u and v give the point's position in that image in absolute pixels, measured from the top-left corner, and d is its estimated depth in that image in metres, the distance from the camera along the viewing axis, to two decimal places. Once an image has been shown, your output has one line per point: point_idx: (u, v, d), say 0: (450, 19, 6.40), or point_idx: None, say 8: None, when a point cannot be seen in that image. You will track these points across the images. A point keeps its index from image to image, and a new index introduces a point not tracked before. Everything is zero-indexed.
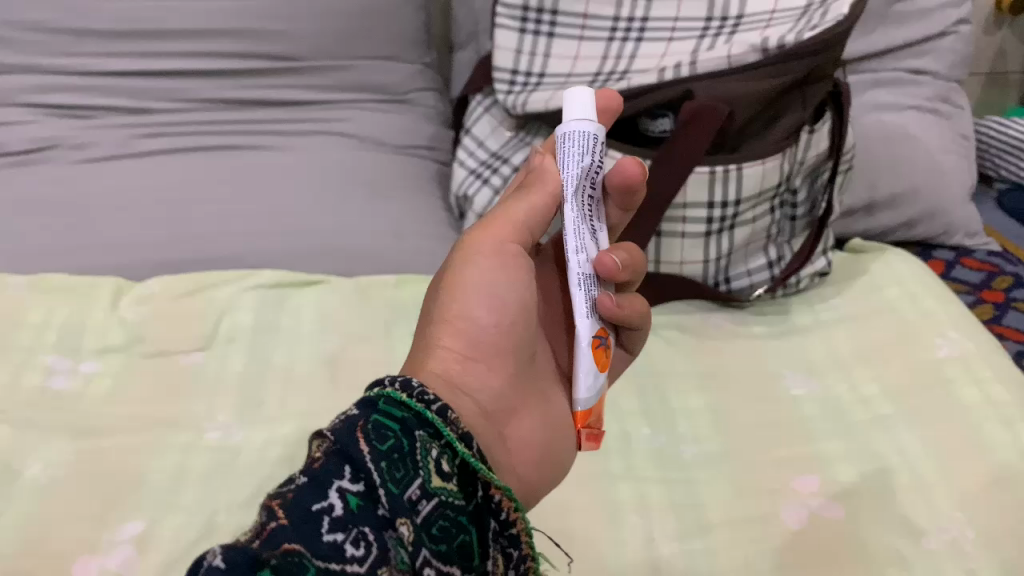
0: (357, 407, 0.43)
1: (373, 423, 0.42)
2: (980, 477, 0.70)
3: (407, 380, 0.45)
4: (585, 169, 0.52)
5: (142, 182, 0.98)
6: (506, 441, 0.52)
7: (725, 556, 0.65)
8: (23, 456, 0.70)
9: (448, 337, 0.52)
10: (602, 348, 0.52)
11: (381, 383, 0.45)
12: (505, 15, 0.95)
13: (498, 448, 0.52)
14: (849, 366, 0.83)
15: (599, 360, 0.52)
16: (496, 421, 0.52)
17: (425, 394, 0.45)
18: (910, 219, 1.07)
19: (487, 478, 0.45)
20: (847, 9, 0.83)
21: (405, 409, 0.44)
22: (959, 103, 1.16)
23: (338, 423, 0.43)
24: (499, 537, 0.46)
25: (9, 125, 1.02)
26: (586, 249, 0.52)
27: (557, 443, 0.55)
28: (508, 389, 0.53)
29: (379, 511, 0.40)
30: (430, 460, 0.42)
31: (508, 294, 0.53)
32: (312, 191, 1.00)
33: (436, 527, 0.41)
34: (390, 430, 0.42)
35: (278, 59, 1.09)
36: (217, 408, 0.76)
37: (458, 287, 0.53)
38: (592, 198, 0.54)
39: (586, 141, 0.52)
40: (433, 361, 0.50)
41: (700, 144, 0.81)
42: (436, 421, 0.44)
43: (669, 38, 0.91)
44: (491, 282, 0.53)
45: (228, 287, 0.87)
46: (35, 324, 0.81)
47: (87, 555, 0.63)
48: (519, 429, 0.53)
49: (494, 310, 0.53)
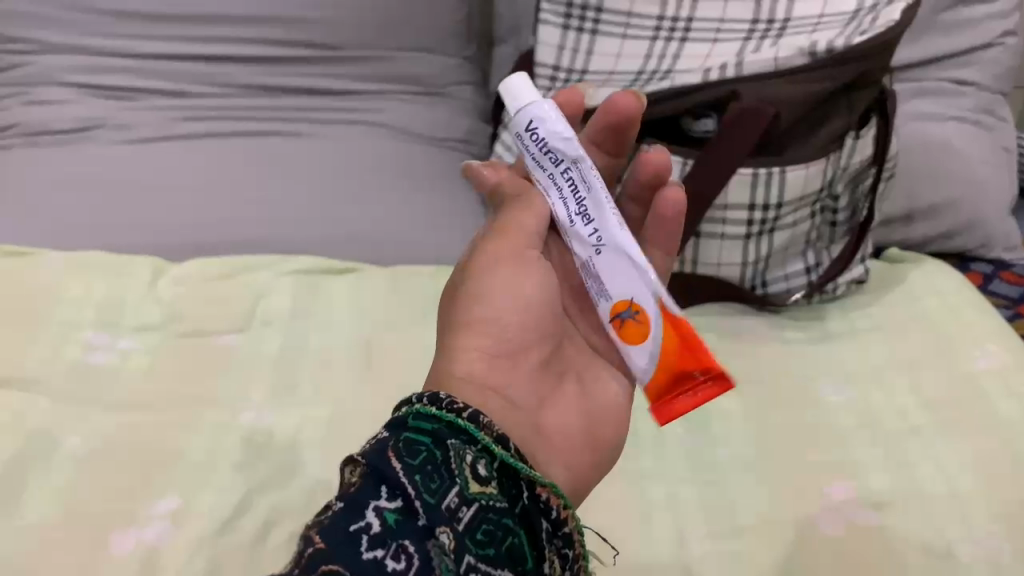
0: (387, 430, 0.43)
1: (404, 441, 0.42)
2: (1017, 491, 0.70)
3: (435, 394, 0.45)
4: (530, 159, 0.56)
5: (182, 165, 0.99)
6: (544, 430, 0.51)
7: (758, 558, 0.65)
8: (60, 429, 0.70)
9: (471, 340, 0.51)
10: (625, 324, 0.54)
11: (410, 401, 0.45)
12: (549, 11, 0.94)
13: (536, 439, 0.50)
14: (886, 374, 0.83)
15: (634, 335, 0.53)
16: (529, 413, 0.51)
17: (454, 404, 0.45)
18: (948, 230, 1.06)
19: (531, 478, 0.44)
20: (898, 16, 0.83)
21: (435, 422, 0.44)
22: (1003, 115, 1.15)
23: (369, 447, 0.43)
24: (553, 537, 0.45)
25: (53, 104, 1.04)
26: (568, 235, 0.57)
27: (597, 426, 0.54)
28: (535, 383, 0.53)
29: (420, 523, 0.39)
30: (466, 466, 0.42)
31: (525, 290, 0.53)
32: (350, 180, 1.00)
33: (480, 532, 0.41)
34: (422, 444, 0.42)
35: (320, 47, 1.10)
36: (251, 389, 0.76)
37: (478, 292, 0.53)
38: (562, 170, 0.55)
39: (518, 137, 0.57)
40: (457, 366, 0.50)
41: (740, 150, 0.81)
42: (468, 428, 0.44)
43: (714, 39, 0.90)
44: (509, 281, 0.54)
45: (265, 271, 0.88)
46: (74, 300, 0.82)
47: (123, 527, 0.63)
48: (556, 418, 0.52)
49: (514, 308, 0.53)
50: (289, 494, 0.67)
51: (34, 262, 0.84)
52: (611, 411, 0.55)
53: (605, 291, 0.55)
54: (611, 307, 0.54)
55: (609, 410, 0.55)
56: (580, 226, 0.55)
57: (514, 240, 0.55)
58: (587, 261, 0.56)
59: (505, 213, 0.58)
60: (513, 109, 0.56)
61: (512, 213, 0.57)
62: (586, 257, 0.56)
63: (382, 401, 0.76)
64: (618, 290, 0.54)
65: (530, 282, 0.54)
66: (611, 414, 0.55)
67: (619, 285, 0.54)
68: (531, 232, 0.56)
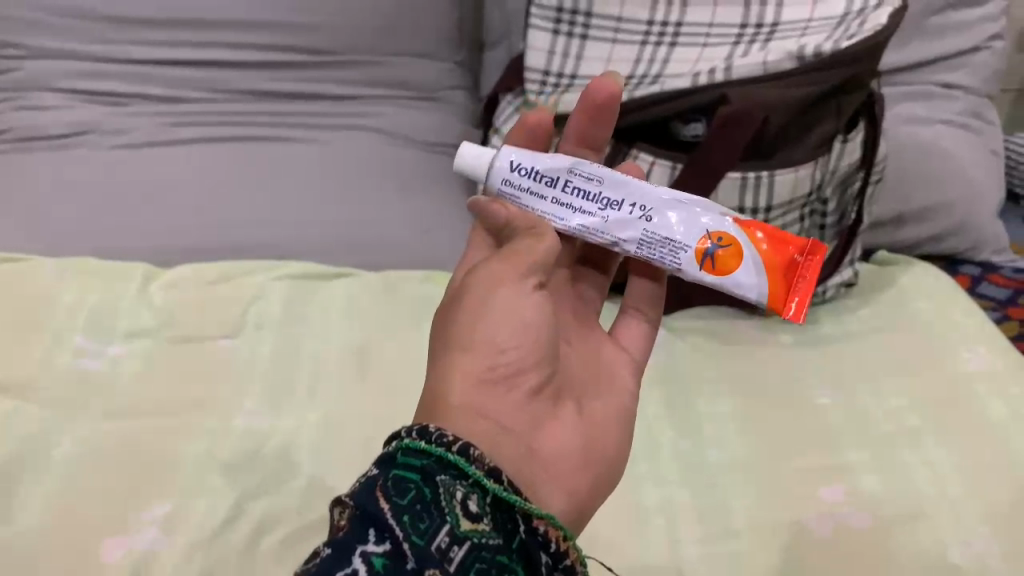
0: (376, 467, 0.43)
1: (392, 479, 0.41)
2: (1007, 493, 0.70)
3: (424, 427, 0.44)
4: (530, 198, 0.58)
5: (175, 170, 0.99)
6: (541, 455, 0.50)
7: (751, 560, 0.65)
8: (54, 434, 0.70)
9: (466, 364, 0.49)
10: (716, 257, 0.58)
11: (399, 435, 0.44)
12: (538, 16, 0.95)
13: (532, 466, 0.49)
14: (878, 376, 0.83)
15: (730, 259, 0.58)
16: (526, 439, 0.49)
17: (443, 437, 0.43)
18: (938, 233, 1.07)
19: (526, 511, 0.44)
20: (885, 19, 0.84)
21: (424, 457, 0.43)
22: (991, 118, 1.16)
23: (357, 486, 0.42)
24: (554, 571, 0.44)
25: (45, 110, 1.03)
26: (608, 233, 0.58)
27: (595, 449, 0.53)
28: (533, 406, 0.51)
29: (409, 566, 0.38)
30: (456, 503, 0.41)
31: (526, 313, 0.51)
32: (342, 184, 1.00)
33: (473, 571, 0.40)
34: (410, 482, 0.41)
35: (312, 52, 1.10)
36: (245, 394, 0.76)
37: (476, 313, 0.51)
38: (565, 187, 0.58)
39: (507, 183, 0.58)
40: (451, 392, 0.48)
41: (736, 147, 0.82)
42: (458, 463, 0.43)
43: (703, 44, 0.91)
44: (510, 304, 0.51)
45: (259, 276, 0.88)
46: (67, 306, 0.82)
47: (116, 533, 0.63)
48: (554, 442, 0.51)
49: (513, 333, 0.50)
50: (282, 498, 0.67)
51: (26, 268, 0.84)
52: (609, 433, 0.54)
53: (681, 243, 0.58)
54: (696, 252, 0.58)
55: (607, 432, 0.54)
56: (618, 210, 0.58)
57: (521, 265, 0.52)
58: (648, 236, 0.58)
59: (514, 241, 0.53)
60: (485, 173, 0.58)
61: (522, 240, 0.53)
62: (644, 235, 0.58)
63: (375, 405, 0.76)
64: (691, 234, 0.58)
65: (531, 306, 0.51)
66: (609, 436, 0.54)
67: (686, 230, 0.58)
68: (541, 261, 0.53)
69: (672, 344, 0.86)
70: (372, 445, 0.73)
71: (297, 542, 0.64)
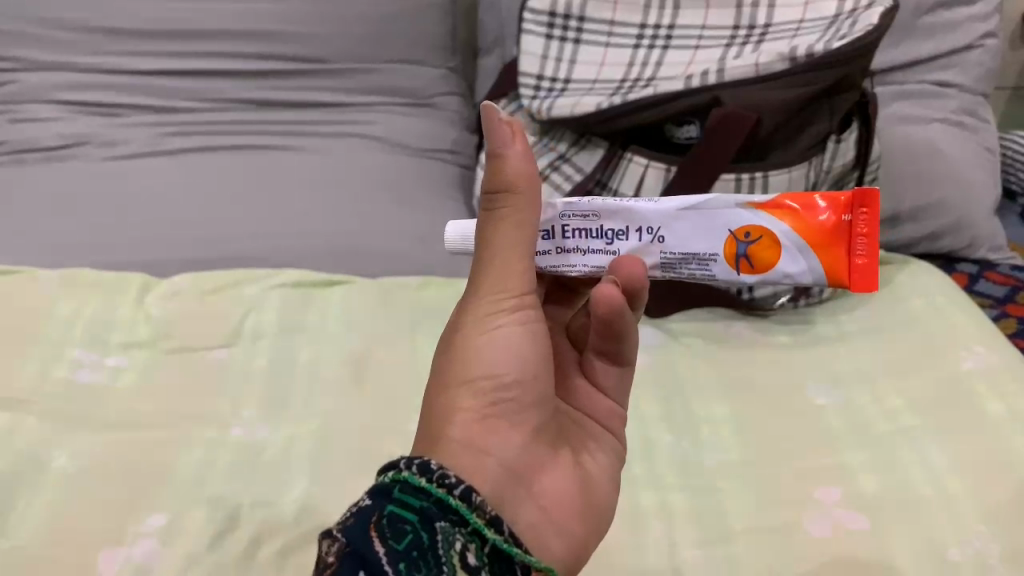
0: (370, 498, 0.41)
1: (388, 517, 0.40)
2: (1002, 491, 0.70)
3: (425, 462, 0.42)
4: (558, 257, 0.54)
5: (170, 181, 0.99)
6: (540, 500, 0.47)
7: (747, 564, 0.65)
8: (51, 448, 0.70)
9: (465, 398, 0.47)
10: (758, 245, 0.51)
11: (397, 466, 0.42)
12: (531, 21, 0.95)
13: (533, 511, 0.47)
14: (874, 377, 0.83)
15: (765, 252, 0.51)
16: (526, 482, 0.47)
17: (446, 477, 0.42)
18: (934, 232, 1.06)
19: (525, 562, 0.42)
20: (876, 20, 0.83)
21: (424, 498, 0.41)
22: (986, 117, 1.15)
23: (348, 520, 0.40)
24: None
25: (40, 122, 1.04)
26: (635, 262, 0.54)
27: (594, 496, 0.50)
28: (532, 448, 0.48)
29: None
30: (454, 553, 0.40)
31: (526, 344, 0.49)
32: (337, 193, 1.00)
33: None
34: (407, 523, 0.40)
35: (306, 61, 1.10)
36: (242, 405, 0.76)
37: (472, 348, 0.48)
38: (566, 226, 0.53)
39: None
40: (450, 429, 0.46)
41: (723, 152, 0.82)
42: (460, 508, 0.41)
43: (695, 47, 0.91)
44: (504, 335, 0.49)
45: (253, 286, 0.88)
46: (63, 319, 0.82)
47: (112, 546, 0.63)
48: (553, 487, 0.48)
49: (514, 365, 0.48)
50: (278, 507, 0.67)
51: (24, 281, 0.84)
52: (602, 480, 0.52)
53: (706, 255, 0.51)
54: (740, 229, 0.51)
55: (602, 480, 0.52)
56: (637, 237, 0.52)
57: (506, 262, 0.49)
58: (686, 204, 0.51)
59: (490, 217, 0.49)
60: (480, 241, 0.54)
61: (494, 223, 0.49)
62: (682, 203, 0.51)
63: (370, 415, 0.76)
64: (715, 239, 0.51)
65: (531, 333, 0.49)
66: (605, 483, 0.52)
67: (712, 239, 0.51)
68: (518, 243, 0.49)
69: (669, 348, 0.86)
70: (368, 454, 0.72)
71: (294, 551, 0.64)
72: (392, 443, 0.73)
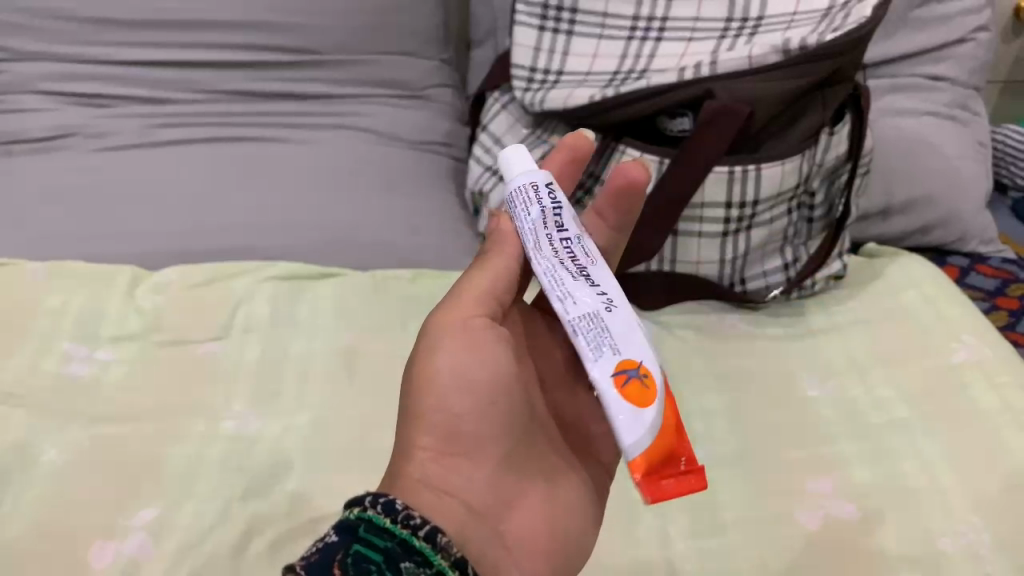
0: (335, 534, 0.43)
1: (353, 557, 0.41)
2: (994, 481, 0.71)
3: (390, 501, 0.44)
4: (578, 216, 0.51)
5: (160, 172, 0.98)
6: (506, 539, 0.49)
7: (739, 555, 0.65)
8: (42, 441, 0.70)
9: (424, 435, 0.49)
10: (632, 384, 0.44)
11: (362, 502, 0.43)
12: (524, 13, 0.95)
13: (497, 549, 0.48)
14: (865, 368, 0.83)
15: (636, 399, 0.43)
16: (489, 520, 0.49)
17: (411, 518, 0.43)
18: (926, 223, 1.07)
19: None
20: (870, 12, 0.83)
21: (388, 538, 0.42)
22: (976, 110, 1.16)
23: (312, 553, 0.42)
24: None
25: (28, 113, 1.03)
26: (565, 292, 0.47)
27: (566, 533, 0.51)
28: (498, 483, 0.50)
29: None
30: None
31: (492, 376, 0.50)
32: (327, 185, 1.00)
33: None
34: (372, 563, 0.41)
35: (296, 53, 1.10)
36: (233, 398, 0.76)
37: (432, 381, 0.50)
38: (567, 241, 0.50)
39: (523, 194, 0.51)
40: (410, 466, 0.48)
41: (716, 147, 0.82)
42: (424, 549, 0.43)
43: (689, 39, 0.90)
44: (461, 362, 0.50)
45: (244, 278, 0.87)
46: (52, 311, 0.81)
47: (103, 540, 0.63)
48: (520, 526, 0.50)
49: (470, 398, 0.49)
50: (270, 499, 0.67)
51: (12, 273, 0.84)
52: (578, 513, 0.52)
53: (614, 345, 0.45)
54: (616, 362, 0.44)
55: (578, 513, 0.53)
56: (586, 283, 0.48)
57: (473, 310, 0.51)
58: (588, 315, 0.46)
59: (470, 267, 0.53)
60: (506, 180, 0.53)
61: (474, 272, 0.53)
62: (588, 310, 0.46)
63: (364, 407, 0.76)
64: (633, 348, 0.45)
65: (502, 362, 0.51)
66: (581, 517, 0.53)
67: (636, 347, 0.45)
68: (493, 296, 0.52)
69: (659, 338, 0.86)
70: (361, 445, 0.73)
71: (287, 543, 0.64)
72: (386, 435, 0.73)
